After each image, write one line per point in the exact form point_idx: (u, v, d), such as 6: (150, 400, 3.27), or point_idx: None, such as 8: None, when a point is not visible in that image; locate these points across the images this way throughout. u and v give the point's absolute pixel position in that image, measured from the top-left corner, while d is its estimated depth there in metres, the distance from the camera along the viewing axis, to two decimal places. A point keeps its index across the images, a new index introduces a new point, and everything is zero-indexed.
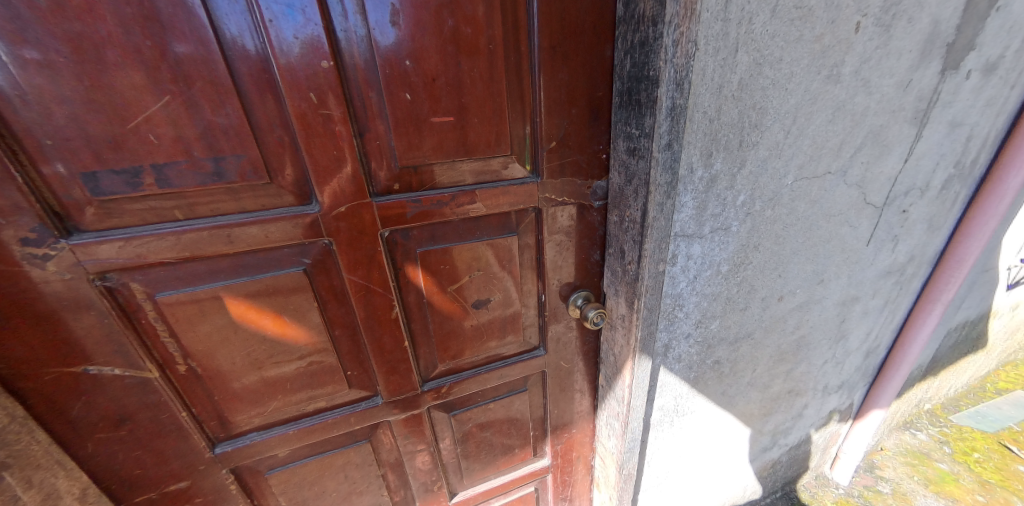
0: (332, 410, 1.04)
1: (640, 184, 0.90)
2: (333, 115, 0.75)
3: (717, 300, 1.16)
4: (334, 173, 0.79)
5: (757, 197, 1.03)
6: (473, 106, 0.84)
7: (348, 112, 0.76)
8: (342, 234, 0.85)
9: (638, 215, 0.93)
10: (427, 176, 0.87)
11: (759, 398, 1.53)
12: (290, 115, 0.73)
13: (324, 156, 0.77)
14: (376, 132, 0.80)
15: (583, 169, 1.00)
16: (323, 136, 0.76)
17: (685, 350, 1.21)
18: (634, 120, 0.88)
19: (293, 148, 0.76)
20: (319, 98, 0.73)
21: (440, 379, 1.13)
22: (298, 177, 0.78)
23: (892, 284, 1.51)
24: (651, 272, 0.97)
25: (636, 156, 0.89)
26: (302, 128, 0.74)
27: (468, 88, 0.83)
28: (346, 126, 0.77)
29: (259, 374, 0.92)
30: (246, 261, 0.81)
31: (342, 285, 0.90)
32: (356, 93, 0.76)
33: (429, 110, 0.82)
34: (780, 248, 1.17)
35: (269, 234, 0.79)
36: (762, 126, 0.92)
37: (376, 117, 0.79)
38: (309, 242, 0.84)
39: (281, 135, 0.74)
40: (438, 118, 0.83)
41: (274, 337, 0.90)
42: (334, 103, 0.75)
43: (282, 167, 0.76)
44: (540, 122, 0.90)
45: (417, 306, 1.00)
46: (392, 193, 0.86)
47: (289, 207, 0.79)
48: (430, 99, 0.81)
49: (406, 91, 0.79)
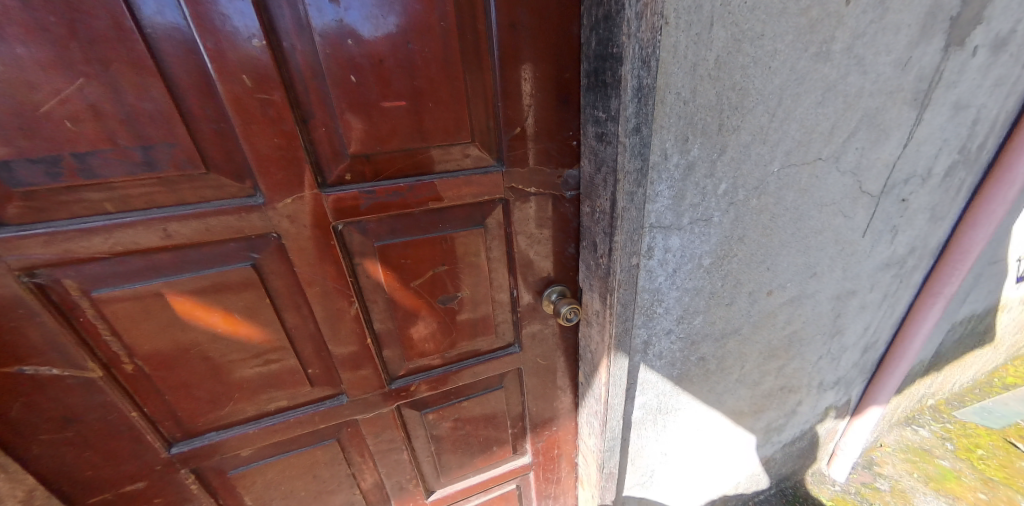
0: (295, 409, 1.02)
1: (608, 171, 0.83)
2: (271, 99, 0.70)
3: (700, 294, 1.11)
4: (278, 162, 0.75)
5: (740, 186, 0.97)
6: (428, 90, 0.79)
7: (288, 97, 0.71)
8: (292, 226, 0.81)
9: (608, 205, 0.86)
10: (383, 165, 0.83)
11: (749, 395, 1.48)
12: (225, 99, 0.68)
13: (266, 144, 0.73)
14: (322, 118, 0.75)
15: (554, 158, 0.94)
16: (263, 122, 0.71)
17: (667, 347, 1.16)
18: (600, 101, 0.81)
19: (231, 135, 0.71)
20: (255, 82, 0.68)
21: (410, 377, 1.10)
22: (239, 166, 0.74)
23: (892, 277, 1.44)
24: (623, 266, 0.91)
25: (604, 140, 0.82)
26: (239, 114, 0.70)
27: (422, 70, 0.77)
28: (288, 112, 0.72)
29: (215, 373, 0.89)
30: (190, 257, 0.77)
31: (297, 280, 0.87)
32: (298, 77, 0.71)
33: (379, 95, 0.76)
34: (768, 240, 1.11)
35: (213, 227, 0.76)
36: (743, 108, 0.86)
37: (320, 102, 0.74)
38: (257, 235, 0.80)
39: (217, 121, 0.69)
40: (390, 103, 0.78)
41: (227, 334, 0.86)
42: (273, 87, 0.70)
43: (219, 156, 0.72)
44: (502, 108, 0.85)
45: (380, 302, 0.97)
46: (345, 182, 0.81)
47: (231, 198, 0.75)
48: (380, 84, 0.76)
49: (352, 73, 0.73)
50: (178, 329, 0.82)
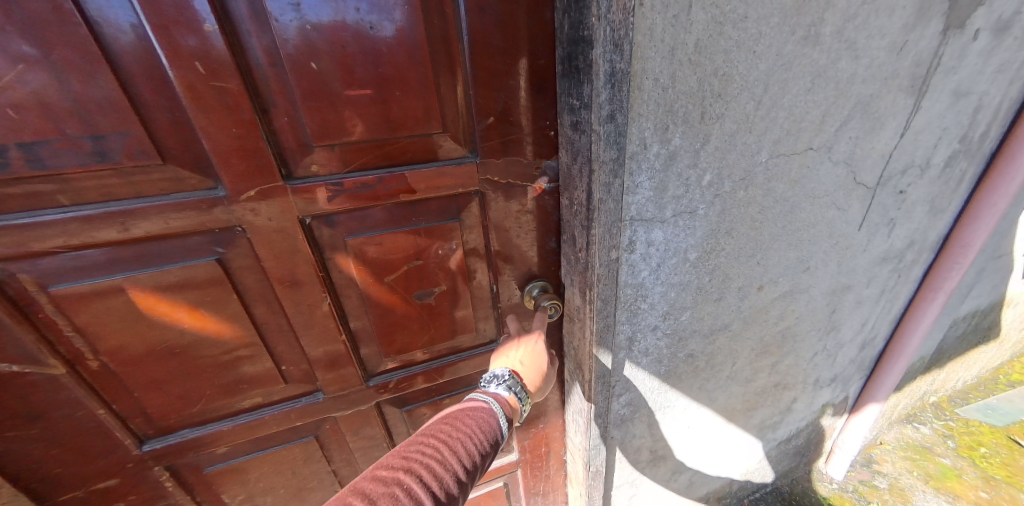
0: (271, 406, 1.00)
1: (584, 161, 0.80)
2: (227, 87, 0.67)
3: (686, 289, 1.07)
4: (239, 153, 0.73)
5: (726, 177, 0.93)
6: (394, 77, 0.76)
7: (245, 84, 0.69)
8: (257, 220, 0.79)
9: (585, 197, 0.83)
10: (351, 156, 0.80)
11: (741, 392, 1.45)
12: (178, 87, 0.65)
13: (224, 134, 0.70)
14: (284, 107, 0.73)
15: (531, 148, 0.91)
16: (219, 111, 0.69)
17: (653, 343, 1.13)
18: (575, 88, 0.77)
19: (187, 125, 0.69)
20: (209, 68, 0.66)
21: (389, 374, 1.08)
22: (198, 157, 0.71)
23: (890, 272, 1.39)
24: (602, 260, 0.87)
25: (579, 129, 0.79)
26: (193, 103, 0.67)
27: (387, 57, 0.74)
28: (246, 101, 0.69)
29: (184, 371, 0.87)
30: (150, 251, 0.75)
31: (265, 275, 0.85)
32: (256, 64, 0.68)
33: (343, 83, 0.74)
34: (757, 234, 1.07)
35: (173, 221, 0.74)
36: (727, 95, 0.82)
37: (280, 90, 0.71)
38: (221, 229, 0.78)
39: (171, 111, 0.67)
40: (355, 91, 0.75)
41: (195, 331, 0.84)
42: (229, 75, 0.67)
43: (177, 147, 0.70)
44: (474, 96, 0.82)
45: (354, 297, 0.94)
46: (311, 174, 0.79)
47: (191, 191, 0.73)
48: (343, 71, 0.73)
49: (313, 59, 0.70)
50: (142, 326, 0.80)
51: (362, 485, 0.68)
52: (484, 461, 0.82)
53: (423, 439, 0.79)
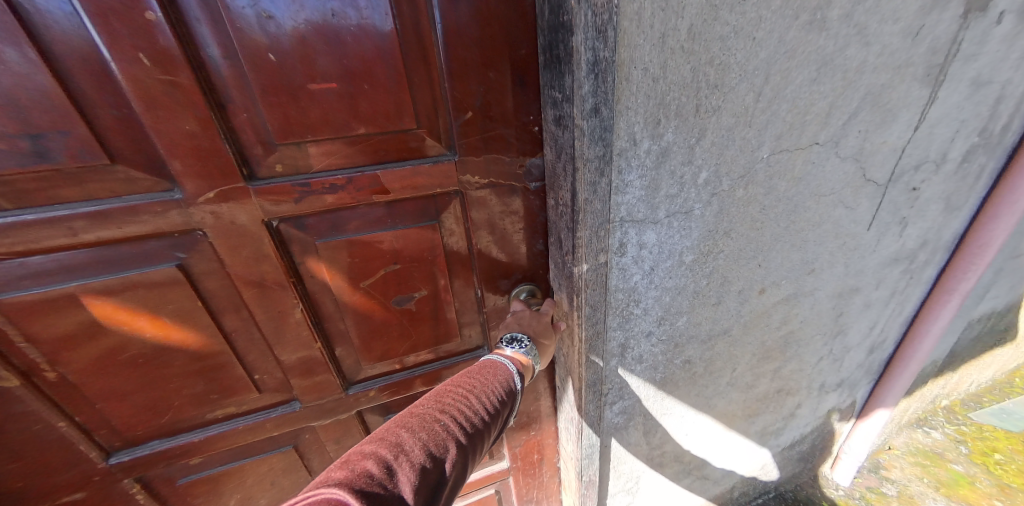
0: (245, 416, 0.96)
1: (567, 159, 0.74)
2: (176, 80, 0.64)
3: (682, 294, 1.01)
4: (194, 153, 0.69)
5: (724, 174, 0.87)
6: (360, 69, 0.71)
7: (197, 78, 0.65)
8: (219, 223, 0.75)
9: (570, 197, 0.77)
10: (318, 155, 0.76)
11: (742, 398, 1.39)
12: (123, 82, 0.62)
13: (177, 132, 0.67)
14: (242, 103, 0.69)
15: (512, 145, 0.86)
16: (170, 107, 0.65)
17: (647, 350, 1.07)
18: (556, 78, 0.71)
19: (136, 123, 0.65)
20: (155, 61, 0.62)
21: (371, 383, 1.04)
22: (152, 158, 0.68)
23: (901, 273, 1.32)
24: (589, 264, 0.81)
25: (562, 124, 0.73)
26: (142, 100, 0.63)
27: (352, 47, 0.69)
28: (199, 96, 0.66)
29: (149, 381, 0.83)
30: (105, 258, 0.71)
31: (230, 281, 0.80)
32: (209, 57, 0.64)
33: (305, 76, 0.69)
34: (758, 234, 1.00)
35: (127, 225, 0.70)
36: (724, 86, 0.75)
37: (237, 84, 0.67)
38: (180, 233, 0.74)
39: (118, 107, 0.63)
40: (318, 85, 0.70)
41: (158, 340, 0.80)
42: (178, 69, 0.63)
43: (127, 146, 0.66)
44: (450, 90, 0.77)
45: (329, 303, 0.90)
46: (276, 174, 0.75)
47: (145, 193, 0.69)
48: (304, 63, 0.68)
49: (271, 50, 0.66)
50: (101, 335, 0.76)
51: (402, 423, 0.68)
52: (509, 402, 0.82)
53: (451, 385, 0.79)
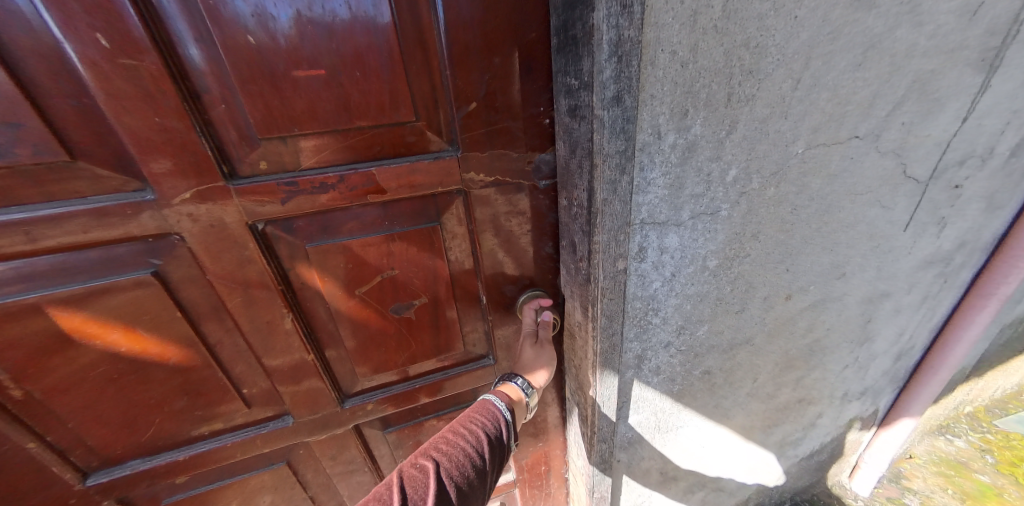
0: (232, 432, 0.90)
1: (583, 154, 0.65)
2: (140, 65, 0.59)
3: (703, 301, 0.94)
4: (165, 147, 0.64)
5: (754, 172, 0.79)
6: (350, 55, 0.66)
7: (165, 64, 0.60)
8: (196, 225, 0.70)
9: (587, 199, 0.68)
10: (305, 151, 0.71)
11: (762, 409, 1.31)
12: (82, 68, 0.57)
13: (143, 125, 0.62)
14: (219, 93, 0.64)
15: (519, 140, 0.80)
16: (136, 97, 0.60)
17: (665, 361, 1.00)
18: (572, 62, 0.62)
19: (97, 114, 0.60)
20: (118, 46, 0.57)
21: (370, 395, 0.98)
22: (118, 154, 0.63)
23: (934, 277, 1.23)
24: (606, 271, 0.73)
25: (577, 116, 0.64)
26: (105, 90, 0.59)
27: (340, 31, 0.64)
28: (169, 85, 0.61)
29: (126, 396, 0.77)
30: (72, 264, 0.66)
31: (211, 288, 0.75)
32: (181, 41, 0.60)
33: (288, 63, 0.64)
34: (786, 237, 0.92)
35: (94, 228, 0.64)
36: (759, 73, 0.67)
37: (211, 71, 0.62)
38: (154, 237, 0.68)
39: (77, 99, 0.59)
40: (303, 72, 0.65)
41: (134, 352, 0.74)
42: (144, 55, 0.59)
43: (89, 141, 0.61)
44: (450, 77, 0.72)
45: (321, 311, 0.84)
46: (259, 172, 0.70)
47: (112, 194, 0.64)
48: (287, 48, 0.63)
49: (249, 34, 0.61)
50: (70, 348, 0.70)
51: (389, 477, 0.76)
52: (499, 436, 0.84)
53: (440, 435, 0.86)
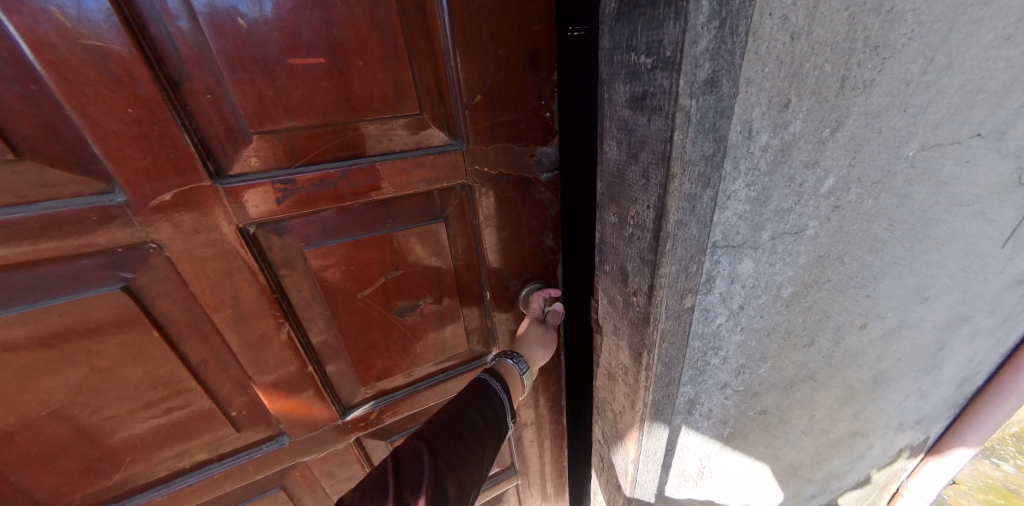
0: (220, 462, 0.74)
1: (651, 160, 0.47)
2: (109, 48, 0.45)
3: (771, 335, 0.78)
4: (140, 143, 0.50)
5: (854, 181, 0.62)
6: (349, 40, 0.55)
7: (136, 46, 0.46)
8: (178, 231, 0.56)
9: (653, 221, 0.50)
10: (303, 144, 0.57)
11: (813, 446, 1.15)
12: (28, 46, 0.43)
13: (113, 118, 0.48)
14: (202, 81, 0.50)
15: (522, 133, 0.72)
16: (102, 83, 0.47)
17: (719, 403, 0.84)
18: (638, 30, 0.44)
19: (50, 104, 0.46)
20: (78, 20, 0.44)
21: (371, 404, 0.84)
22: (77, 150, 0.48)
23: (1018, 298, 1.07)
24: (670, 310, 0.56)
25: (644, 107, 0.46)
26: (62, 74, 0.45)
27: (337, 9, 0.53)
28: (144, 70, 0.47)
29: (85, 437, 0.61)
30: (10, 287, 0.50)
31: (193, 301, 0.60)
32: (154, 20, 0.46)
33: (282, 48, 0.52)
34: (873, 259, 0.76)
35: (41, 238, 0.49)
36: (887, 49, 0.50)
37: (191, 55, 0.49)
38: (123, 248, 0.54)
39: (24, 84, 0.44)
40: (301, 60, 0.53)
41: (97, 383, 0.58)
42: (111, 32, 0.45)
43: (39, 136, 0.46)
44: (455, 69, 0.62)
45: (321, 318, 0.70)
46: (251, 170, 0.56)
47: (70, 198, 0.49)
48: (280, 29, 0.51)
49: (241, 17, 0.49)
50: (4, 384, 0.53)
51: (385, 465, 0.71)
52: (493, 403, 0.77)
53: None
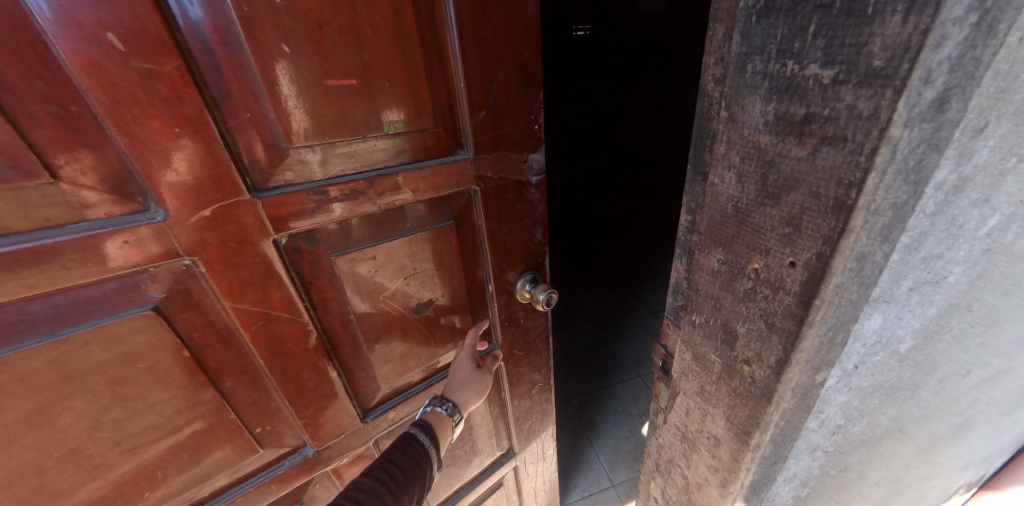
0: (239, 485, 0.58)
1: (811, 206, 0.35)
2: (160, 69, 0.38)
3: (875, 393, 0.65)
4: (186, 162, 0.41)
5: (1016, 218, 0.49)
6: (375, 59, 0.50)
7: (185, 66, 0.39)
8: (220, 246, 0.46)
9: (802, 285, 0.38)
10: (336, 157, 0.51)
11: (883, 495, 1.02)
12: (71, 65, 0.35)
13: (159, 138, 0.40)
14: (242, 98, 0.43)
15: (516, 143, 0.67)
16: (149, 102, 0.38)
17: (806, 466, 0.71)
18: (812, 28, 0.32)
19: (91, 126, 0.37)
20: (130, 39, 0.36)
21: (394, 401, 0.72)
22: (114, 174, 0.39)
23: None
24: (801, 387, 0.44)
25: (809, 136, 0.34)
26: (107, 94, 0.37)
27: (365, 28, 0.48)
28: (193, 89, 0.40)
29: (91, 482, 0.46)
30: (21, 319, 0.38)
31: (232, 317, 0.49)
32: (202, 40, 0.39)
33: (317, 68, 0.47)
34: (1002, 303, 0.63)
35: (65, 264, 0.38)
36: None
37: (237, 75, 0.42)
38: (153, 264, 0.43)
39: (61, 105, 0.35)
40: (336, 81, 0.48)
41: (119, 417, 0.46)
42: (163, 50, 0.38)
43: (74, 160, 0.37)
44: (463, 90, 0.58)
45: (347, 322, 0.60)
46: (286, 182, 0.48)
47: (101, 219, 0.39)
48: (315, 48, 0.46)
49: (281, 38, 0.44)
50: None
51: None
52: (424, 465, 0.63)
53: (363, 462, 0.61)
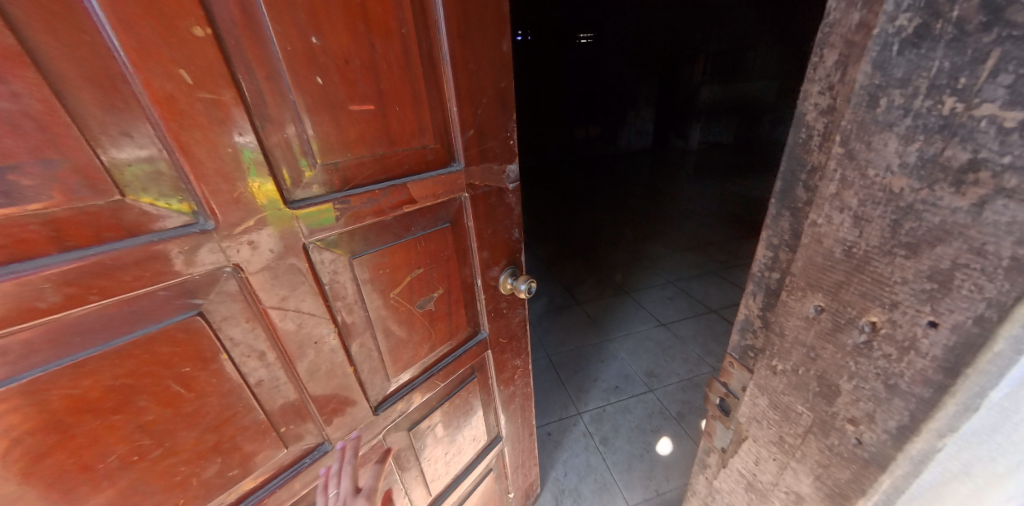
0: (261, 487, 0.52)
1: (977, 261, 0.31)
2: (220, 98, 0.39)
3: None
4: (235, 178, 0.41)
5: None
6: (389, 89, 0.52)
7: (238, 95, 0.40)
8: (260, 247, 0.44)
9: (948, 350, 0.34)
10: (357, 170, 0.51)
11: None
12: (143, 96, 0.35)
13: (216, 159, 0.40)
14: (282, 121, 0.44)
15: (499, 153, 0.69)
16: (209, 126, 0.39)
17: None
18: (991, 62, 0.28)
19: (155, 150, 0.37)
20: (197, 73, 0.37)
21: (404, 392, 0.66)
22: (171, 191, 0.38)
23: None
24: (945, 457, 0.40)
25: (975, 184, 0.30)
26: (175, 119, 0.37)
27: (382, 63, 0.50)
28: (244, 114, 0.41)
29: (129, 495, 0.42)
30: (75, 331, 0.36)
31: (268, 322, 0.47)
32: (255, 74, 0.41)
33: (343, 96, 0.48)
34: None
35: (125, 275, 0.37)
36: None
37: (279, 103, 0.43)
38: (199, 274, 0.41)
39: (133, 135, 0.36)
40: (359, 107, 0.50)
41: (163, 420, 0.42)
42: (223, 81, 0.39)
43: (138, 176, 0.37)
44: (457, 113, 0.60)
45: (361, 318, 0.57)
46: (316, 193, 0.48)
47: (155, 233, 0.38)
48: (341, 78, 0.47)
49: (315, 72, 0.45)
50: (47, 430, 0.36)
51: None
52: None
53: None
